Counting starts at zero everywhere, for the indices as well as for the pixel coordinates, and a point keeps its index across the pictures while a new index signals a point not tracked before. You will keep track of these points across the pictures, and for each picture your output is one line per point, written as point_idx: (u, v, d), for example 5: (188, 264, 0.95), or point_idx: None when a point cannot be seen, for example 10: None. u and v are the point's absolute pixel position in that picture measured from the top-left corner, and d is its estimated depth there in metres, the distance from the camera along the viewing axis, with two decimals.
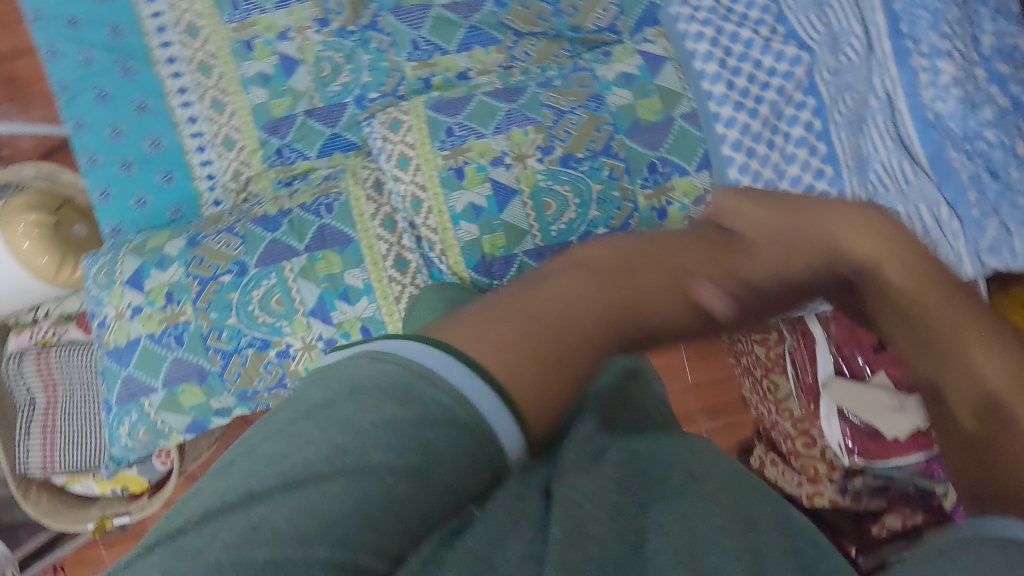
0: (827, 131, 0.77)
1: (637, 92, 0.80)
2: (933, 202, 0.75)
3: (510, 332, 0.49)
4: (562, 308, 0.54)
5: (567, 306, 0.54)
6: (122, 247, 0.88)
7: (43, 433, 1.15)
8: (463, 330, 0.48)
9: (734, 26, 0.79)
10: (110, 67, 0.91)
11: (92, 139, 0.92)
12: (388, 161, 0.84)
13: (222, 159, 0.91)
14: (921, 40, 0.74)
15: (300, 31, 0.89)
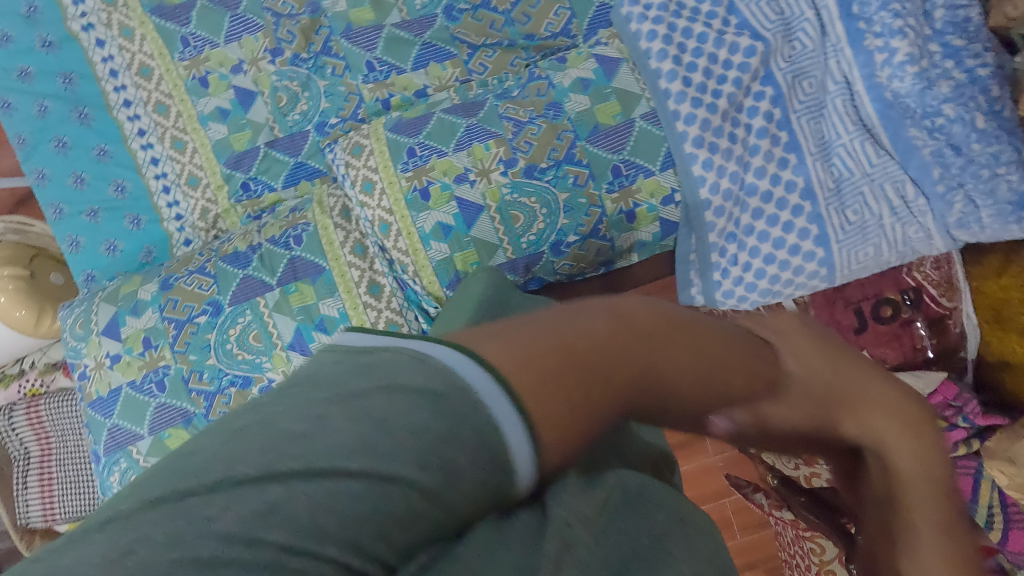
0: (787, 118, 0.77)
1: (594, 97, 0.80)
2: (897, 180, 0.75)
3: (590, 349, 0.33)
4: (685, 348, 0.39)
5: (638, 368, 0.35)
6: (95, 296, 0.88)
7: (40, 483, 1.15)
8: (509, 321, 0.34)
9: (686, 22, 0.79)
10: (67, 116, 0.91)
11: (55, 190, 0.91)
12: (353, 187, 0.84)
13: (188, 199, 0.91)
14: (874, 19, 0.74)
15: (253, 63, 0.88)
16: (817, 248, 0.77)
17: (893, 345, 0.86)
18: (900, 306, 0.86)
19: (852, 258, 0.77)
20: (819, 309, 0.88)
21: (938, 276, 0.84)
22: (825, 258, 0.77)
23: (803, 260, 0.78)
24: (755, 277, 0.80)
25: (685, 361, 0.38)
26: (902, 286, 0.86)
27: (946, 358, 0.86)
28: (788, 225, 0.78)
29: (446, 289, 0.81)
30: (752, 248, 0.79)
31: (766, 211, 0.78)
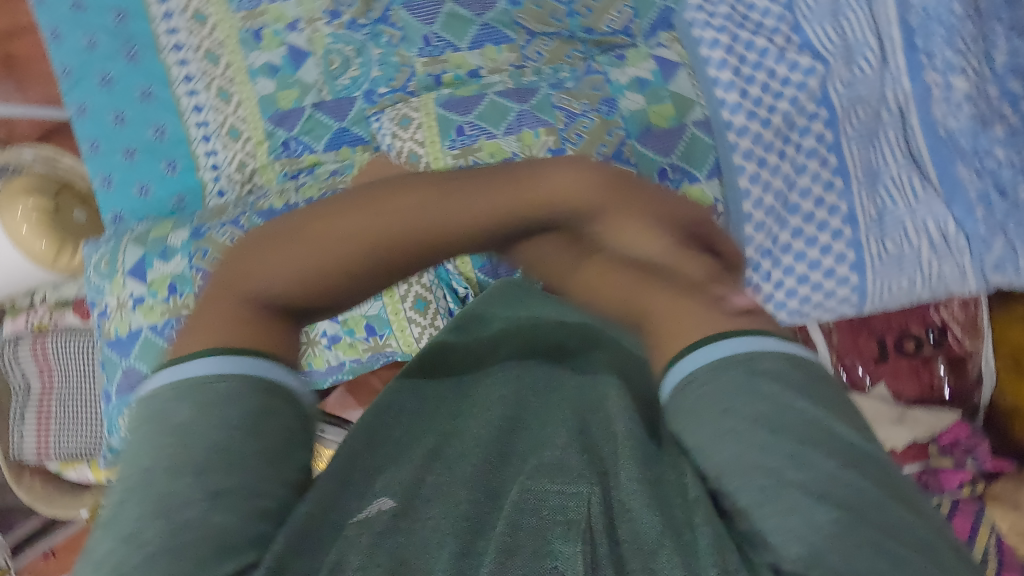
0: (838, 143, 0.77)
1: (649, 97, 0.80)
2: (940, 217, 0.75)
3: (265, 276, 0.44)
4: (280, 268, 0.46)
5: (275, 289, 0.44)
6: (124, 236, 0.87)
7: (38, 416, 1.14)
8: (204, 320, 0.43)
9: (749, 35, 0.79)
10: (115, 54, 0.90)
11: (94, 126, 0.91)
12: (398, 159, 0.83)
13: (227, 149, 0.90)
14: (935, 55, 0.75)
15: (310, 23, 0.88)
16: (852, 274, 0.78)
17: (911, 380, 0.87)
18: (923, 342, 0.86)
19: (886, 289, 0.78)
20: (842, 334, 0.88)
21: (964, 316, 0.85)
22: (858, 285, 0.78)
23: (836, 284, 0.78)
24: (786, 296, 0.80)
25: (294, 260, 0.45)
26: (928, 322, 0.86)
27: (961, 399, 0.87)
28: (826, 248, 0.78)
29: (478, 271, 0.80)
30: (787, 267, 0.79)
31: (806, 232, 0.78)
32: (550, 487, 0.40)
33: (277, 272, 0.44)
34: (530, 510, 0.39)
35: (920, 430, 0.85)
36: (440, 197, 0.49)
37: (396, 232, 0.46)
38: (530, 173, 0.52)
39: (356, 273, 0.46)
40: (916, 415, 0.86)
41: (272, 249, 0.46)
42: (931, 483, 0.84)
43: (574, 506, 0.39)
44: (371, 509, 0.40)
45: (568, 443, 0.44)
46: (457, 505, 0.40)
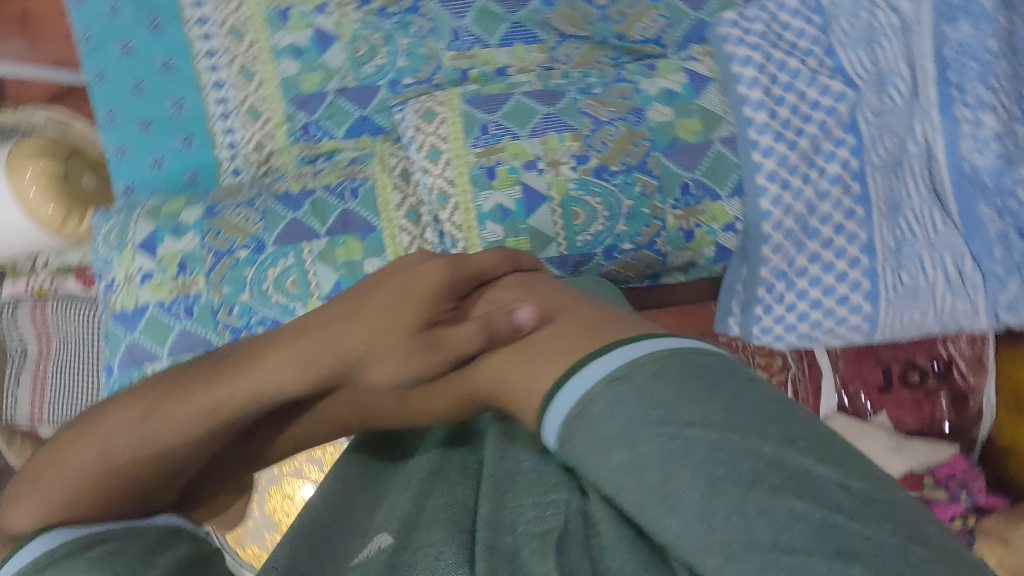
0: (863, 170, 0.77)
1: (677, 110, 0.79)
2: (958, 253, 0.76)
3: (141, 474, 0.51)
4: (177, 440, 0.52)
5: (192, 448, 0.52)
6: (135, 208, 0.86)
7: (33, 381, 1.13)
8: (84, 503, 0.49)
9: (782, 55, 0.79)
10: (137, 23, 0.88)
11: (111, 94, 0.89)
12: (418, 152, 0.82)
13: (244, 128, 0.89)
14: (967, 89, 0.74)
15: (338, 7, 0.87)
16: (865, 303, 0.78)
17: (912, 410, 0.88)
18: (927, 374, 0.87)
19: (897, 320, 0.78)
20: (848, 361, 0.89)
21: (971, 352, 0.85)
22: (870, 315, 0.78)
23: (848, 312, 0.78)
24: (797, 319, 0.80)
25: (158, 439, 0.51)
26: (934, 354, 0.86)
27: (959, 433, 0.88)
28: (841, 274, 0.78)
29: None
30: (800, 290, 0.79)
31: (823, 257, 0.78)
32: (528, 501, 0.44)
33: (146, 439, 0.51)
34: (508, 529, 0.41)
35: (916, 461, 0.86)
36: (284, 336, 0.55)
37: (256, 376, 0.52)
38: (353, 301, 0.55)
39: (209, 414, 0.52)
40: (914, 444, 0.86)
41: (159, 405, 0.52)
42: None
43: (553, 513, 0.42)
44: (371, 548, 0.43)
45: (536, 470, 0.48)
46: (455, 533, 0.42)
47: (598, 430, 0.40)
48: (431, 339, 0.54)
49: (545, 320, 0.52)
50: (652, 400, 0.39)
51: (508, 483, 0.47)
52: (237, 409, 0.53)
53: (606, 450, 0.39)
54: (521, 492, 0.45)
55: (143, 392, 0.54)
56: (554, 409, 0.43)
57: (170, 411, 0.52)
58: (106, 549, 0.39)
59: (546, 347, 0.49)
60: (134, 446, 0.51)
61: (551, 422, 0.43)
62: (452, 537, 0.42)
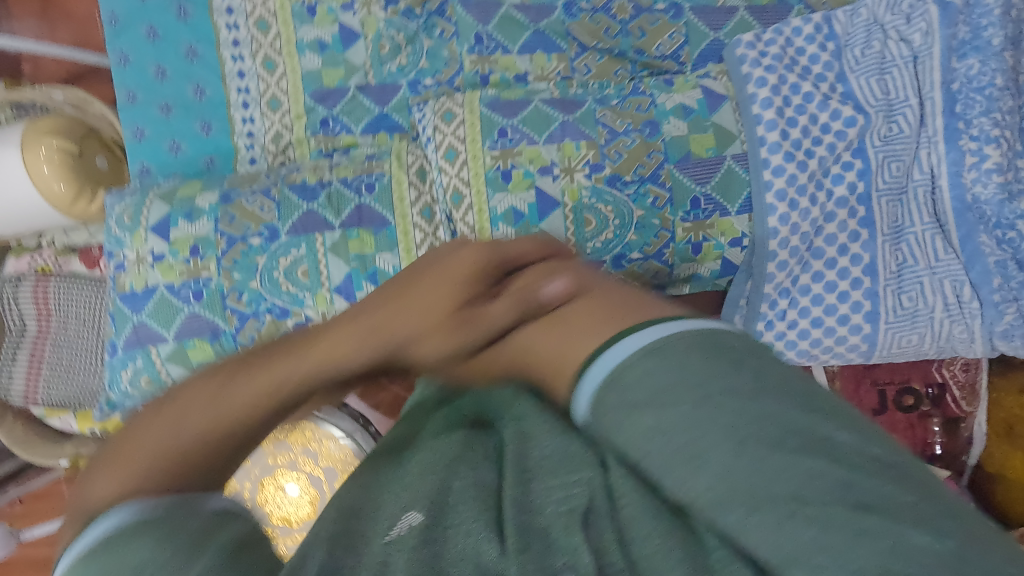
0: (869, 195, 0.79)
1: (692, 125, 0.81)
2: (957, 280, 0.78)
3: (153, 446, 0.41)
4: (200, 404, 0.44)
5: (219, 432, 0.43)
6: (149, 191, 0.86)
7: (30, 359, 1.12)
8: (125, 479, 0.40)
9: (796, 78, 0.81)
10: (165, 8, 0.89)
11: (133, 76, 0.90)
12: (436, 152, 0.83)
13: (264, 119, 0.90)
14: (972, 122, 0.76)
15: (365, 5, 0.88)
16: (865, 324, 0.79)
17: (906, 433, 0.89)
18: (922, 398, 0.88)
19: (895, 342, 0.80)
20: (845, 381, 0.90)
21: (964, 378, 0.87)
22: (869, 336, 0.80)
23: (848, 332, 0.80)
24: (798, 336, 0.82)
25: (185, 425, 0.43)
26: (929, 379, 0.88)
27: (948, 458, 0.89)
28: (843, 295, 0.80)
29: None
30: (802, 308, 0.81)
31: (826, 277, 0.80)
32: (554, 481, 0.36)
33: (126, 468, 0.40)
34: (535, 512, 0.35)
35: None
36: (334, 325, 0.52)
37: (328, 347, 0.49)
38: (396, 289, 0.55)
39: (246, 415, 0.44)
40: None
41: (119, 453, 0.41)
42: None
43: (580, 491, 0.35)
44: (401, 525, 0.35)
45: (549, 425, 0.40)
46: (483, 511, 0.35)
47: (641, 388, 0.38)
48: (460, 316, 0.53)
49: (571, 296, 0.51)
50: (692, 375, 0.37)
51: (527, 463, 0.38)
52: (284, 397, 0.46)
53: (630, 420, 0.38)
54: (540, 475, 0.37)
55: (206, 374, 0.47)
56: (588, 377, 0.41)
57: (192, 404, 0.44)
58: (106, 540, 0.35)
59: (580, 320, 0.47)
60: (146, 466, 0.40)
61: (584, 392, 0.41)
62: (485, 520, 0.35)
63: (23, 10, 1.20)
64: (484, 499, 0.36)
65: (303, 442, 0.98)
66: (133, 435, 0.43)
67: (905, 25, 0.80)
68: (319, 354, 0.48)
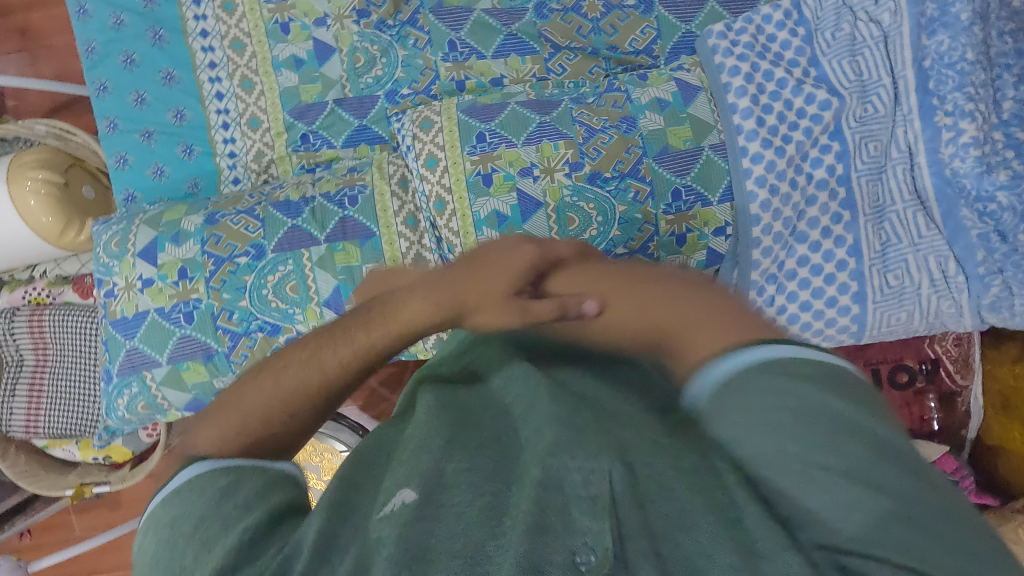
0: (848, 176, 0.79)
1: (668, 118, 0.81)
2: (941, 255, 0.78)
3: (252, 407, 0.44)
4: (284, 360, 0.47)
5: (281, 404, 0.45)
6: (136, 217, 0.87)
7: (29, 391, 1.13)
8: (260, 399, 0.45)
9: (769, 65, 0.81)
10: (140, 35, 0.90)
11: (113, 104, 0.91)
12: (416, 160, 0.84)
13: (246, 138, 0.90)
14: (946, 98, 0.77)
15: (338, 19, 0.89)
16: (853, 305, 0.80)
17: (903, 411, 0.89)
18: (916, 375, 0.88)
19: (884, 321, 0.80)
20: None
21: (957, 353, 0.87)
22: (858, 316, 0.80)
23: (837, 314, 0.80)
24: (788, 321, 0.82)
25: (268, 382, 0.46)
26: (922, 355, 0.88)
27: (947, 432, 0.89)
28: (830, 277, 0.80)
29: None
30: (790, 293, 0.81)
31: (811, 260, 0.80)
32: (574, 463, 0.32)
33: (234, 424, 0.43)
34: (555, 489, 0.32)
35: None
36: (404, 294, 0.50)
37: (408, 315, 0.48)
38: (479, 252, 0.53)
39: (341, 369, 0.46)
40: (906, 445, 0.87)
41: (237, 396, 0.45)
42: None
43: (603, 481, 0.31)
44: (394, 504, 0.33)
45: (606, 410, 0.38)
46: (480, 494, 0.32)
47: (750, 396, 0.33)
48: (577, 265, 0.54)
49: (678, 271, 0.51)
50: (819, 383, 0.32)
51: (559, 444, 0.34)
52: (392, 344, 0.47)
53: (769, 422, 0.32)
54: (568, 453, 0.33)
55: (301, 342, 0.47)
56: (736, 361, 0.35)
57: (279, 374, 0.45)
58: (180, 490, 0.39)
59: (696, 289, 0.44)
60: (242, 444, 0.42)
61: (716, 376, 0.35)
62: (475, 500, 0.32)
63: (4, 45, 1.21)
64: (482, 485, 0.33)
65: (304, 457, 1.00)
66: (228, 411, 0.45)
67: (874, 6, 0.81)
68: (460, 270, 0.51)
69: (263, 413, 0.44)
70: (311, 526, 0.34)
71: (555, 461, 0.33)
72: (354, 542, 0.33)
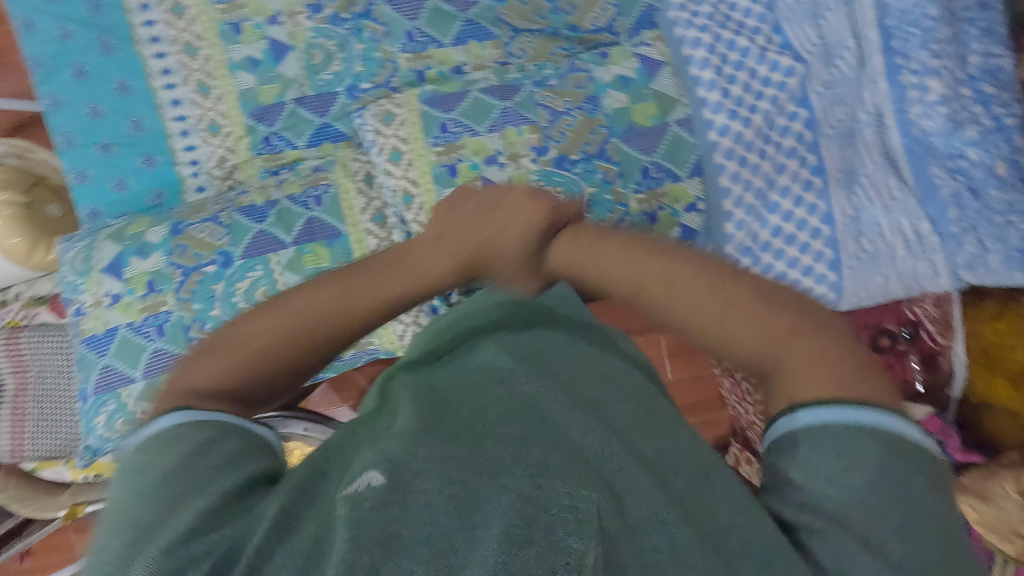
0: (817, 142, 0.78)
1: (633, 96, 0.80)
2: (914, 215, 0.77)
3: (274, 331, 0.55)
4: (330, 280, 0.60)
5: (282, 343, 0.54)
6: (100, 232, 0.85)
7: (13, 413, 1.12)
8: (251, 331, 0.55)
9: (731, 34, 0.80)
10: (88, 45, 0.88)
11: (68, 118, 0.89)
12: (380, 156, 0.83)
13: (206, 144, 0.89)
14: (912, 56, 0.76)
15: (291, 16, 0.86)
16: (829, 272, 0.79)
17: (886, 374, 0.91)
18: (896, 338, 0.90)
19: (861, 287, 0.79)
20: None
21: (937, 313, 0.87)
22: (835, 283, 0.79)
23: (814, 282, 0.80)
24: None
25: (288, 317, 0.56)
26: (902, 318, 0.89)
27: (932, 394, 0.90)
28: (804, 246, 0.79)
29: None
30: (766, 264, 0.80)
31: (784, 230, 0.79)
32: (561, 489, 0.38)
33: (233, 360, 0.52)
34: (539, 506, 0.36)
35: None
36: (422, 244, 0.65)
37: (420, 266, 0.63)
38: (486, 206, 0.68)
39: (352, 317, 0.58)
40: None
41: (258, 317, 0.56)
42: None
43: (585, 505, 0.37)
44: (361, 483, 0.38)
45: (580, 424, 0.44)
46: (449, 484, 0.38)
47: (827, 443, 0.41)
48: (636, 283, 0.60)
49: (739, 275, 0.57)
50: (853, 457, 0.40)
51: (543, 466, 0.39)
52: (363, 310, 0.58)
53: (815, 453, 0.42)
54: (550, 476, 0.39)
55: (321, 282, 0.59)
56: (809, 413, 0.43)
57: (282, 306, 0.57)
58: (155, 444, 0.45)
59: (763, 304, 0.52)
60: (214, 377, 0.51)
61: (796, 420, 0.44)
62: (443, 489, 0.38)
63: None
64: (451, 475, 0.39)
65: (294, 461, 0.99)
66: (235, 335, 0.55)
67: None
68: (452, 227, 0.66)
69: (273, 346, 0.54)
70: (270, 508, 0.39)
71: (525, 478, 0.38)
72: (311, 520, 0.38)
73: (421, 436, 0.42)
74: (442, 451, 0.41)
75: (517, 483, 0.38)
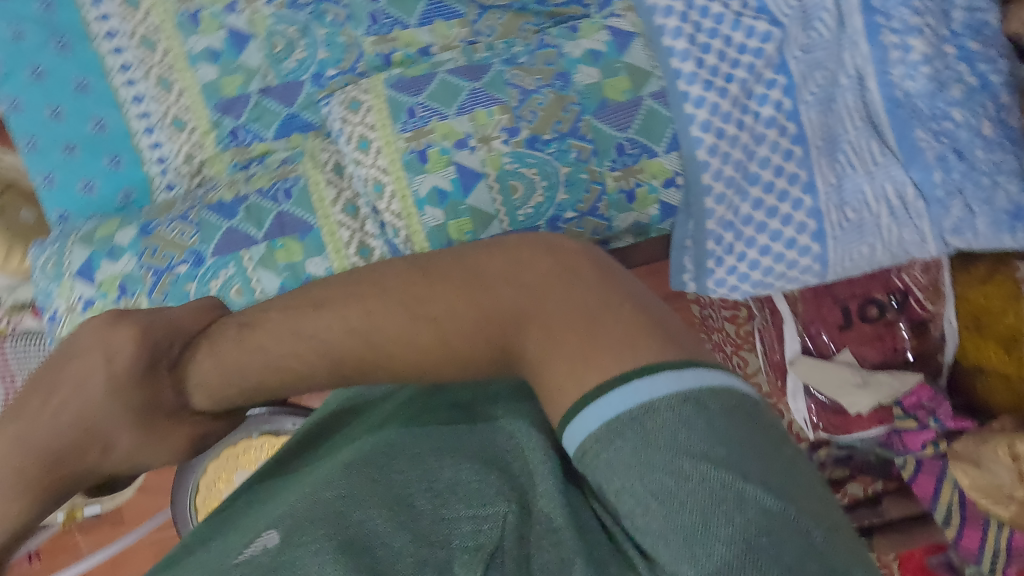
0: (797, 110, 0.76)
1: (604, 70, 0.77)
2: (898, 181, 0.75)
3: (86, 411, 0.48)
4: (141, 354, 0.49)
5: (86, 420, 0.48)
6: (69, 236, 0.84)
7: None
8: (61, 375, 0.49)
9: (704, 1, 0.76)
10: (43, 44, 0.85)
11: (30, 121, 0.87)
12: (348, 144, 0.80)
13: (172, 140, 0.87)
14: (892, 15, 0.73)
15: (249, 4, 0.84)
16: (813, 244, 0.77)
17: (875, 344, 0.88)
18: (886, 308, 0.87)
19: (846, 256, 0.77)
20: (806, 304, 0.90)
21: (926, 279, 0.85)
22: (819, 255, 0.78)
23: (798, 254, 0.78)
24: (748, 268, 0.80)
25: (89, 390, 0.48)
26: (891, 287, 0.87)
27: (922, 361, 0.88)
28: (786, 217, 0.77)
29: None
30: (748, 238, 0.79)
31: (766, 202, 0.77)
32: (464, 512, 0.41)
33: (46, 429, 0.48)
34: (438, 543, 0.40)
35: (884, 394, 0.85)
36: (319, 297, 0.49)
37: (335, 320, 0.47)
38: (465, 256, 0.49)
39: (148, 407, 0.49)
40: (880, 378, 0.86)
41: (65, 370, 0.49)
42: (895, 443, 0.88)
43: (485, 529, 0.40)
44: (259, 547, 0.43)
45: (511, 448, 0.47)
46: (348, 527, 0.41)
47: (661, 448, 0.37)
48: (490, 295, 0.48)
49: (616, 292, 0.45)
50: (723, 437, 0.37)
51: (446, 491, 0.43)
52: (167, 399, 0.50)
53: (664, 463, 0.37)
54: (453, 501, 0.42)
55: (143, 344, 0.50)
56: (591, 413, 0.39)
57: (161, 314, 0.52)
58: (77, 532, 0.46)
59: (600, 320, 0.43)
60: (56, 443, 0.48)
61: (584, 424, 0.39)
62: (334, 538, 0.41)
63: None
64: (363, 507, 0.43)
65: None
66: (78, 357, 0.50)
67: None
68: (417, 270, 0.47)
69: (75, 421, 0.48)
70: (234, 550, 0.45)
71: (429, 509, 0.42)
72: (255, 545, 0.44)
73: (347, 475, 0.46)
74: (356, 489, 0.44)
75: (421, 523, 0.41)
